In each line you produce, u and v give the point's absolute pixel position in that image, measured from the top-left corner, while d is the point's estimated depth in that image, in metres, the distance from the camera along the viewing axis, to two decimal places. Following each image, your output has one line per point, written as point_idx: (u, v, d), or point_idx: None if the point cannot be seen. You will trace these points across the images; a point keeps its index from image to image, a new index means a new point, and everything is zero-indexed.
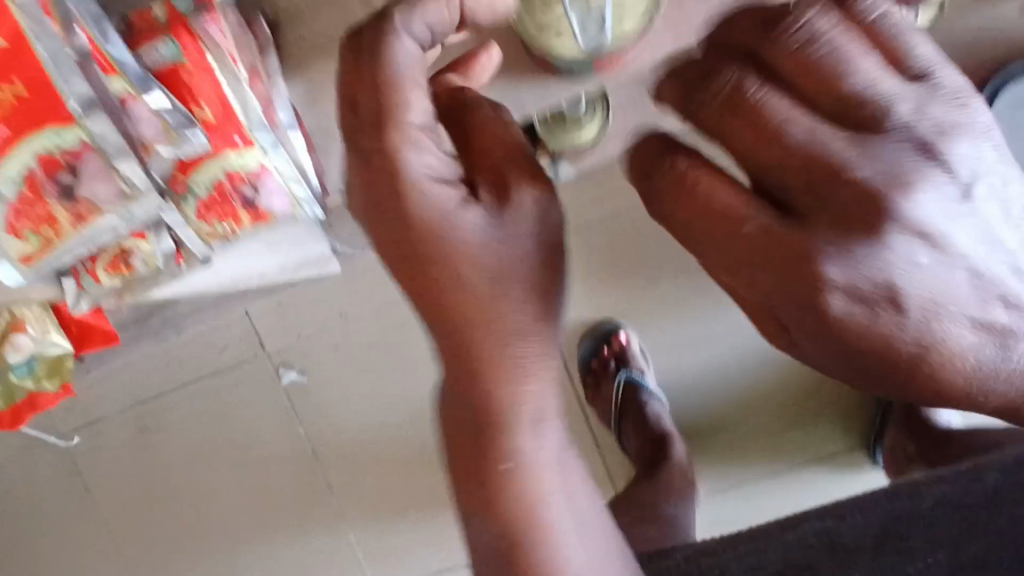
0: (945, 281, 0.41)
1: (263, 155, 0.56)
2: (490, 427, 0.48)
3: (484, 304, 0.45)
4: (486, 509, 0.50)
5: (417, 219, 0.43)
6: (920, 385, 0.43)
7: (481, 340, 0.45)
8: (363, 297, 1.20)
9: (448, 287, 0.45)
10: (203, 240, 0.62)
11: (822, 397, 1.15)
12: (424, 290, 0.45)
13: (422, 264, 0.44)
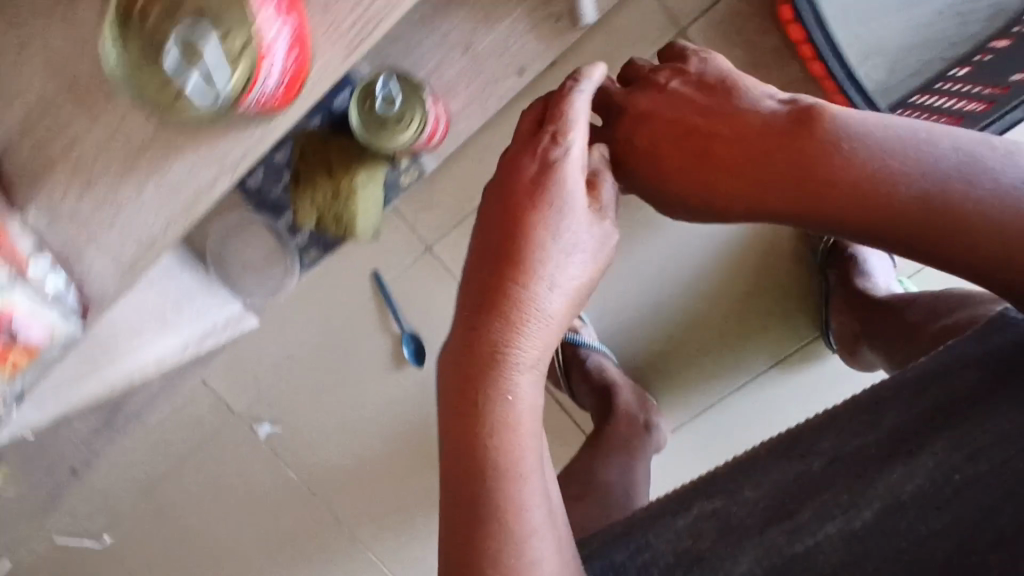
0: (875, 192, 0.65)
1: (9, 295, 0.56)
2: (484, 368, 0.58)
3: (502, 288, 0.60)
4: (459, 444, 0.58)
5: (537, 237, 0.61)
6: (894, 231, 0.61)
7: (501, 308, 0.59)
8: (303, 337, 1.24)
9: (504, 278, 0.60)
10: (9, 378, 0.60)
11: (762, 298, 1.13)
12: (508, 269, 0.60)
13: (501, 246, 0.61)
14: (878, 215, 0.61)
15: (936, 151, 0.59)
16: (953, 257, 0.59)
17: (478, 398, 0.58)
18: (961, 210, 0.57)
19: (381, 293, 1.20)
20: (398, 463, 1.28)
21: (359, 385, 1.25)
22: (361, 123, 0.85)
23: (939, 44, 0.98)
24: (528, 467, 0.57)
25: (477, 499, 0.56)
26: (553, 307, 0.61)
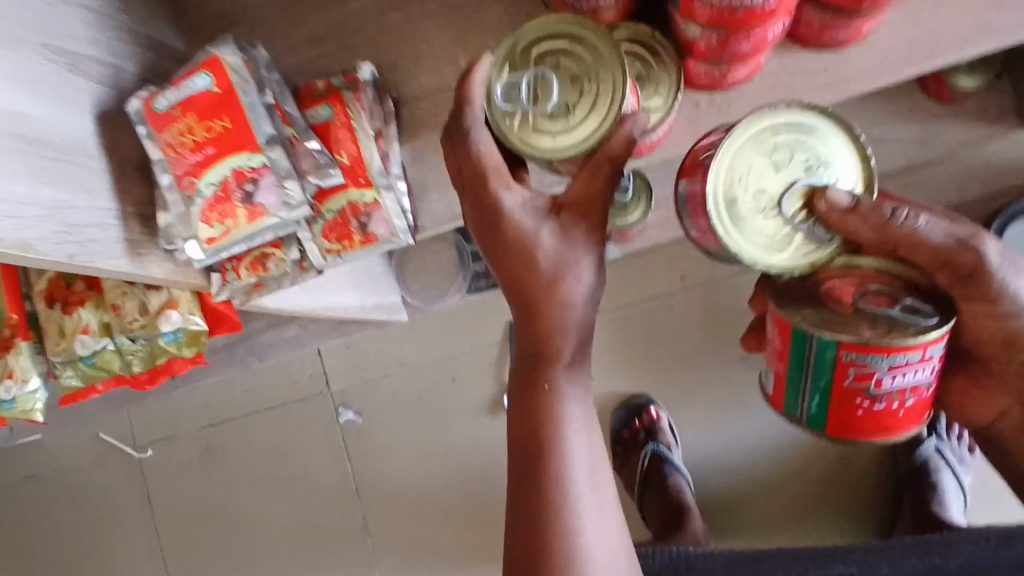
0: None
1: (383, 193, 0.64)
2: (538, 370, 0.57)
3: (524, 268, 0.55)
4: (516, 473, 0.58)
5: (558, 314, 0.55)
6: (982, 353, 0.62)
7: (531, 296, 0.56)
8: (422, 350, 1.33)
9: (521, 269, 0.55)
10: (323, 256, 0.67)
11: (841, 488, 1.19)
12: (534, 288, 0.55)
13: (507, 261, 0.56)
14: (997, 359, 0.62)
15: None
16: None
17: (525, 434, 0.57)
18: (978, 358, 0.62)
19: (508, 340, 1.30)
20: (449, 501, 1.36)
21: (450, 412, 1.34)
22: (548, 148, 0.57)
23: None
24: (574, 374, 0.58)
25: (532, 473, 0.56)
26: (575, 379, 0.58)
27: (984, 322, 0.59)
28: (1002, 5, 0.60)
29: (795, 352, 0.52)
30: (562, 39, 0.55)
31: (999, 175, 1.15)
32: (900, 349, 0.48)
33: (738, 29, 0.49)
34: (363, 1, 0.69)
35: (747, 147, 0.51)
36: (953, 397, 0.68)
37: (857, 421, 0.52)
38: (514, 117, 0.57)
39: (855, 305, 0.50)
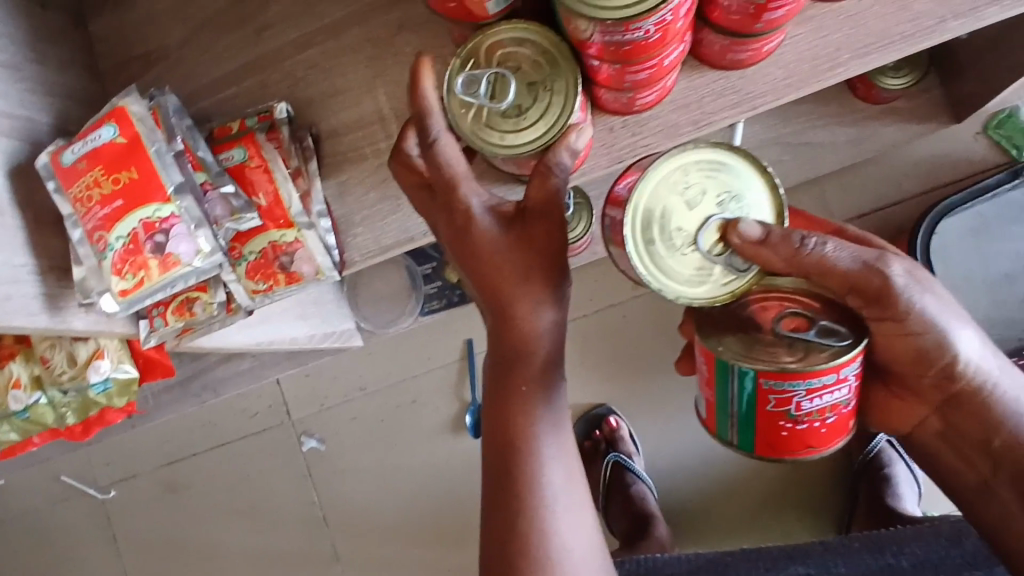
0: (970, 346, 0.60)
1: (304, 231, 0.67)
2: (515, 373, 0.57)
3: (499, 272, 0.55)
4: (494, 475, 0.58)
5: (532, 317, 0.56)
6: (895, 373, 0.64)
7: (507, 299, 0.55)
8: (381, 374, 1.33)
9: (495, 272, 0.55)
10: (250, 296, 0.69)
11: (801, 487, 1.20)
12: (509, 292, 0.55)
13: (481, 266, 0.56)
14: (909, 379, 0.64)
15: (1008, 382, 0.62)
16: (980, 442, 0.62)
17: (503, 438, 0.57)
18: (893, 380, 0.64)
19: (465, 359, 1.29)
20: (417, 523, 1.35)
21: (413, 434, 1.33)
22: (498, 144, 0.55)
23: (1015, 325, 1.16)
24: (554, 376, 0.58)
25: (509, 475, 0.57)
26: (550, 383, 0.58)
27: (896, 339, 0.60)
28: (900, 16, 0.61)
29: (720, 381, 0.53)
30: (527, 47, 0.54)
31: (935, 171, 1.18)
32: (815, 373, 0.50)
33: (631, 59, 0.49)
34: (280, 39, 0.69)
35: (658, 191, 0.55)
36: (879, 406, 0.70)
37: (784, 438, 0.54)
38: (469, 110, 0.55)
39: (776, 331, 0.53)
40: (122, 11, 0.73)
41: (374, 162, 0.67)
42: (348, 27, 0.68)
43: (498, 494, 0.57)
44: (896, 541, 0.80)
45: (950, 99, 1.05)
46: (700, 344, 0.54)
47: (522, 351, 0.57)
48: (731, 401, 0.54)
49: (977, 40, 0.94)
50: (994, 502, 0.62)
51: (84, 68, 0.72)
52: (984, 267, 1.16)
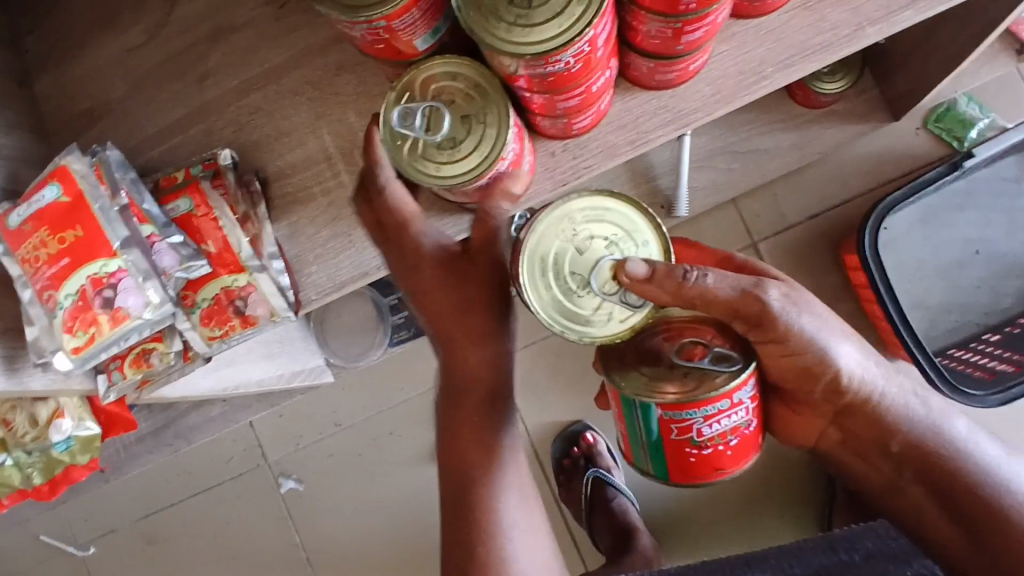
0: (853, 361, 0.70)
1: (256, 275, 0.67)
2: (467, 401, 0.60)
3: (445, 306, 0.59)
4: (451, 504, 0.59)
5: (478, 346, 0.59)
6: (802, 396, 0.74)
7: (455, 330, 0.59)
8: (355, 408, 1.32)
9: (443, 306, 0.59)
10: (207, 343, 0.68)
11: (780, 487, 1.20)
12: (456, 323, 0.59)
13: (429, 301, 0.60)
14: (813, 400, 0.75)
15: (896, 390, 0.75)
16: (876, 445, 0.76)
17: (458, 465, 0.59)
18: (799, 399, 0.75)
19: (439, 386, 1.29)
20: (402, 555, 1.34)
21: (392, 465, 1.33)
22: (434, 175, 0.56)
23: (972, 309, 1.19)
24: (505, 405, 0.61)
25: (465, 501, 0.59)
26: (502, 409, 0.60)
27: (780, 359, 0.67)
28: (818, 27, 0.64)
29: (627, 412, 0.59)
30: (459, 80, 0.55)
31: (879, 167, 1.22)
32: (710, 402, 0.55)
33: (558, 89, 0.51)
34: (221, 86, 0.70)
35: (548, 240, 0.56)
36: (783, 421, 0.80)
37: (694, 459, 0.59)
38: (405, 142, 0.55)
39: (673, 362, 0.56)
40: (64, 69, 0.74)
41: (324, 200, 0.68)
42: (288, 70, 0.69)
43: (454, 522, 0.59)
44: (848, 538, 0.72)
45: (887, 98, 1.09)
46: (608, 381, 0.58)
47: (473, 384, 0.60)
48: (642, 430, 0.59)
49: (905, 40, 0.98)
50: (904, 497, 0.78)
51: (28, 127, 0.72)
52: (934, 254, 1.19)
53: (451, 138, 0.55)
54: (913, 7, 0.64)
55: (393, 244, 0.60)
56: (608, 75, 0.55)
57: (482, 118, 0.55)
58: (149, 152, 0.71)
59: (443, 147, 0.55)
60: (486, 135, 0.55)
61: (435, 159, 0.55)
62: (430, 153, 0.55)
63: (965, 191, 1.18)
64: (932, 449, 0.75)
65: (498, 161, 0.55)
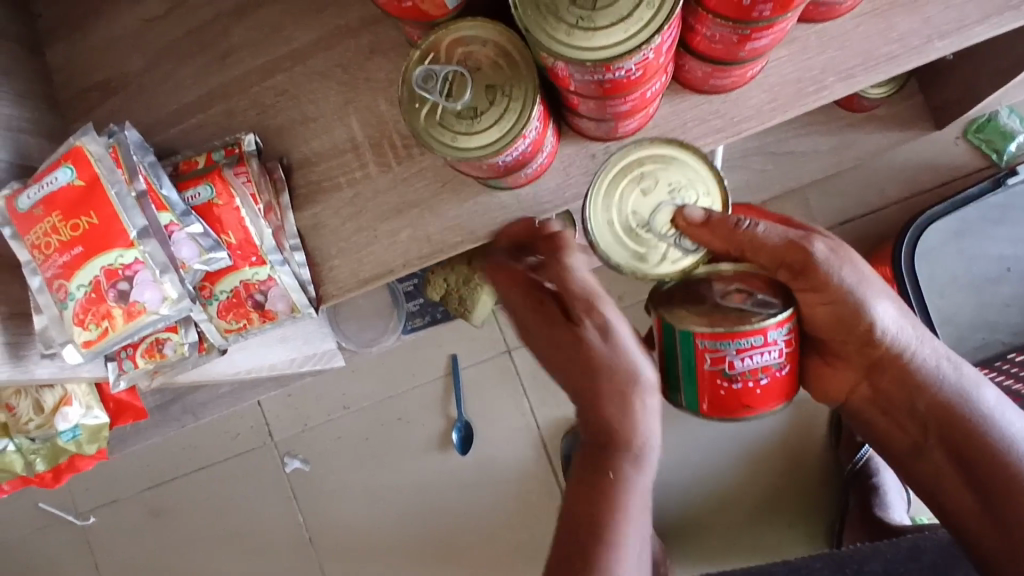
0: (892, 315, 0.61)
1: (277, 269, 0.65)
2: (605, 434, 0.60)
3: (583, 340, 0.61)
4: (577, 539, 0.57)
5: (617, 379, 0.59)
6: (844, 341, 0.62)
7: (590, 363, 0.60)
8: (365, 391, 1.30)
9: (583, 341, 0.61)
10: (223, 336, 0.67)
11: (793, 496, 1.18)
12: (592, 356, 0.60)
13: (563, 334, 0.62)
14: (855, 348, 0.63)
15: (926, 347, 0.62)
16: (928, 421, 0.62)
17: (588, 498, 0.58)
18: (842, 340, 0.62)
19: (451, 374, 1.27)
20: (405, 541, 1.33)
21: (399, 451, 1.31)
22: (449, 145, 0.51)
23: (1001, 327, 1.16)
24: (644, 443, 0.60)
25: (592, 536, 0.56)
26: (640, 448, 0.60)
27: (817, 305, 0.60)
28: (886, 36, 0.60)
29: (664, 342, 0.55)
30: (492, 49, 0.51)
31: (916, 174, 1.17)
32: (745, 333, 0.52)
33: (611, 94, 0.48)
34: (246, 65, 0.66)
35: (615, 181, 0.56)
36: (812, 376, 0.69)
37: (728, 397, 0.54)
38: (423, 106, 0.51)
39: (717, 302, 0.54)
40: (82, 38, 0.70)
41: (349, 192, 0.65)
42: (317, 52, 0.65)
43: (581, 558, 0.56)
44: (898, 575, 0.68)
45: (931, 106, 1.04)
46: (654, 315, 0.55)
47: (610, 417, 0.60)
48: (676, 363, 0.55)
49: (957, 52, 0.93)
50: (926, 462, 0.64)
51: (43, 99, 0.69)
52: (966, 268, 1.15)
53: (473, 105, 0.50)
54: (984, 23, 0.59)
55: (526, 283, 0.63)
56: (660, 83, 0.52)
57: (509, 92, 0.51)
58: (169, 131, 0.68)
59: (463, 116, 0.50)
60: (510, 109, 0.51)
61: (452, 128, 0.51)
62: (446, 121, 0.51)
63: (1003, 206, 1.14)
64: (961, 410, 0.61)
65: (518, 138, 0.51)
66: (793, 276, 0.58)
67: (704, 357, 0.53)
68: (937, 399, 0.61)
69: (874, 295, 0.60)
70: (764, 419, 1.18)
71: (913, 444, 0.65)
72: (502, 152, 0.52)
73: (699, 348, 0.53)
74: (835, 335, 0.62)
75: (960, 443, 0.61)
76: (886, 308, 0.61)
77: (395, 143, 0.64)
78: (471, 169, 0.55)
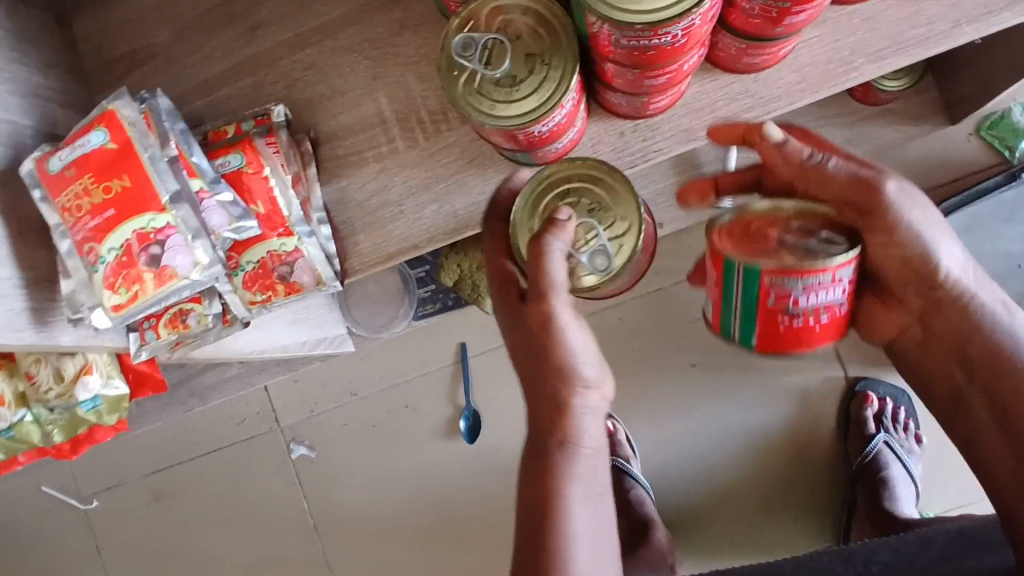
0: (956, 259, 0.57)
1: (304, 240, 0.64)
2: (537, 394, 0.55)
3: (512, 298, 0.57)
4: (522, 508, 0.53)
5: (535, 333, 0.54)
6: (900, 274, 0.58)
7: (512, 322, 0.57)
8: (372, 377, 1.30)
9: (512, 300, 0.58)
10: (247, 307, 0.67)
11: (800, 489, 1.18)
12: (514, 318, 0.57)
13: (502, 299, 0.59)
14: (913, 286, 0.58)
15: (985, 293, 0.57)
16: (983, 372, 0.56)
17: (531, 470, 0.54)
18: (899, 275, 0.58)
19: (460, 362, 1.27)
20: (409, 529, 1.33)
21: (405, 439, 1.31)
22: (486, 113, 0.51)
23: None
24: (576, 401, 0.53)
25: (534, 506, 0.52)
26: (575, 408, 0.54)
27: (878, 235, 0.56)
28: (915, 19, 0.60)
29: (726, 274, 0.53)
30: (532, 18, 0.51)
31: (928, 170, 1.18)
32: (818, 270, 0.50)
33: (651, 65, 0.48)
34: (275, 37, 0.66)
35: (596, 192, 0.57)
36: (859, 319, 0.64)
37: (784, 333, 0.53)
38: (462, 73, 0.51)
39: (779, 240, 0.51)
40: (108, 9, 0.70)
41: (376, 166, 0.65)
42: (346, 26, 0.65)
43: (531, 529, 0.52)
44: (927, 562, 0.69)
45: (946, 101, 1.05)
46: (712, 240, 0.53)
47: (536, 373, 0.55)
48: (737, 293, 0.53)
49: (974, 46, 0.94)
50: (969, 417, 0.58)
51: (69, 69, 0.69)
52: (976, 265, 1.16)
53: (511, 75, 0.51)
54: (1015, 9, 0.59)
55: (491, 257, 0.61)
56: (698, 56, 0.51)
57: (548, 62, 0.51)
58: (195, 104, 0.68)
59: (502, 86, 0.51)
60: (549, 79, 0.51)
61: (490, 97, 0.51)
62: (484, 90, 0.51)
63: (1015, 202, 1.14)
64: (1018, 361, 0.55)
65: (557, 107, 0.51)
66: (853, 211, 0.56)
67: (768, 286, 0.51)
68: (993, 348, 0.56)
69: (942, 239, 0.56)
70: (772, 412, 1.18)
71: (959, 397, 0.59)
72: (540, 122, 0.52)
73: (765, 275, 0.50)
74: (892, 266, 0.58)
75: (1017, 398, 0.54)
76: (951, 248, 0.57)
77: (423, 118, 0.64)
78: (505, 141, 0.55)
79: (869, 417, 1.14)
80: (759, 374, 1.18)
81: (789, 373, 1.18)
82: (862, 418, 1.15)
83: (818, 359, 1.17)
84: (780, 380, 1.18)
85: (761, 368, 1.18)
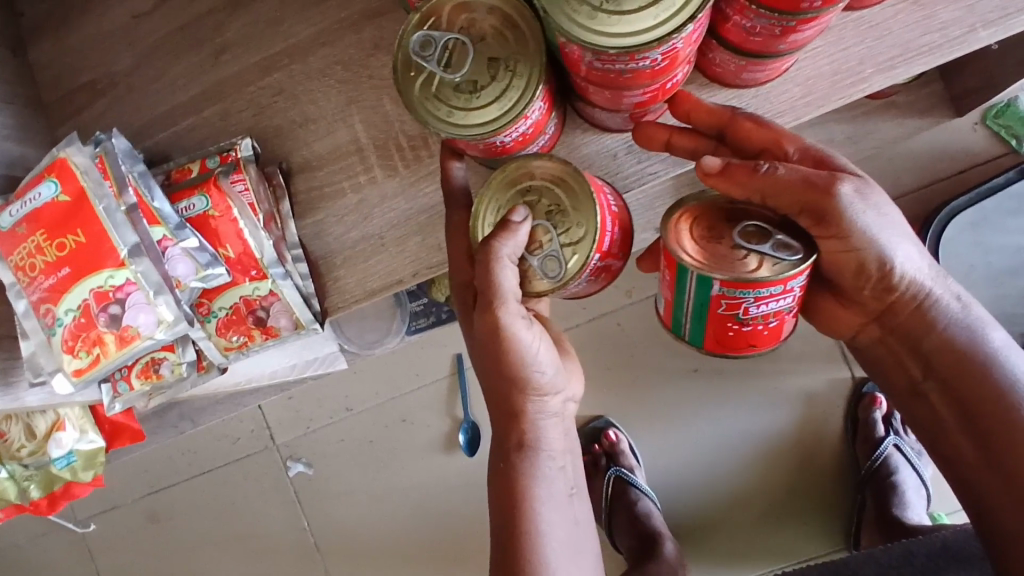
0: (914, 263, 0.54)
1: (279, 282, 0.61)
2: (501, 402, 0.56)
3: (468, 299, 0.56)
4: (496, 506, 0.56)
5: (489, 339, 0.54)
6: (857, 283, 0.56)
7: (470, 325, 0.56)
8: (367, 392, 1.27)
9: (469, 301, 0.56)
10: (223, 354, 0.63)
11: (809, 494, 1.16)
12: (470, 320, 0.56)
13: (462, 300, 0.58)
14: (870, 291, 0.56)
15: (941, 289, 0.56)
16: (942, 371, 0.56)
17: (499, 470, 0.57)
18: (857, 283, 0.56)
19: (456, 374, 1.24)
20: (411, 544, 1.30)
21: (404, 454, 1.28)
22: (444, 120, 0.47)
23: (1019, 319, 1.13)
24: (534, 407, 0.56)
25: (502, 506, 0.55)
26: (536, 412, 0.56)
27: (835, 246, 0.53)
28: (926, 24, 0.56)
29: (676, 281, 0.49)
30: (498, 16, 0.47)
31: (933, 162, 1.13)
32: (767, 283, 0.46)
33: (633, 86, 0.44)
34: (241, 62, 0.62)
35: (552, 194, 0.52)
36: (820, 311, 0.64)
37: (734, 338, 0.51)
38: (420, 75, 0.48)
39: (737, 243, 0.48)
40: (64, 35, 0.66)
41: (353, 198, 0.61)
42: (316, 48, 0.61)
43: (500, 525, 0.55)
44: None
45: (951, 93, 1.00)
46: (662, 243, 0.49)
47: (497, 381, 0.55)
48: (687, 300, 0.50)
49: None
50: (926, 406, 0.59)
51: (27, 102, 0.65)
52: (984, 259, 1.12)
53: (472, 77, 0.47)
54: None
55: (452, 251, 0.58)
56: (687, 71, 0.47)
57: (512, 65, 0.47)
58: (161, 134, 0.64)
59: (460, 86, 0.47)
60: (513, 84, 0.47)
61: (447, 101, 0.47)
62: (442, 92, 0.47)
63: None
64: (972, 360, 0.54)
65: (521, 117, 0.47)
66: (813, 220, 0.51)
67: (719, 299, 0.47)
68: (948, 347, 0.55)
69: (899, 245, 0.53)
70: (778, 416, 1.15)
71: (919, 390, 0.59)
72: (502, 132, 0.48)
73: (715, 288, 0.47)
74: (847, 275, 0.56)
75: (972, 400, 0.54)
76: (909, 251, 0.54)
77: (401, 144, 0.60)
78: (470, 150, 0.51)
79: (878, 419, 1.11)
80: (763, 377, 1.15)
81: (795, 376, 1.14)
82: (870, 421, 1.11)
83: (824, 361, 1.14)
84: (784, 383, 1.14)
85: (765, 372, 1.15)
